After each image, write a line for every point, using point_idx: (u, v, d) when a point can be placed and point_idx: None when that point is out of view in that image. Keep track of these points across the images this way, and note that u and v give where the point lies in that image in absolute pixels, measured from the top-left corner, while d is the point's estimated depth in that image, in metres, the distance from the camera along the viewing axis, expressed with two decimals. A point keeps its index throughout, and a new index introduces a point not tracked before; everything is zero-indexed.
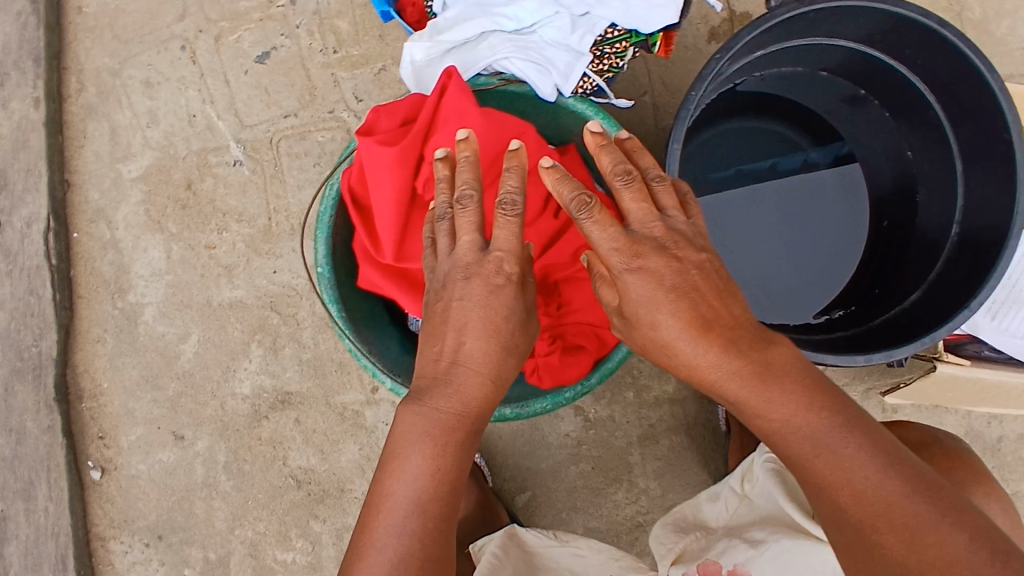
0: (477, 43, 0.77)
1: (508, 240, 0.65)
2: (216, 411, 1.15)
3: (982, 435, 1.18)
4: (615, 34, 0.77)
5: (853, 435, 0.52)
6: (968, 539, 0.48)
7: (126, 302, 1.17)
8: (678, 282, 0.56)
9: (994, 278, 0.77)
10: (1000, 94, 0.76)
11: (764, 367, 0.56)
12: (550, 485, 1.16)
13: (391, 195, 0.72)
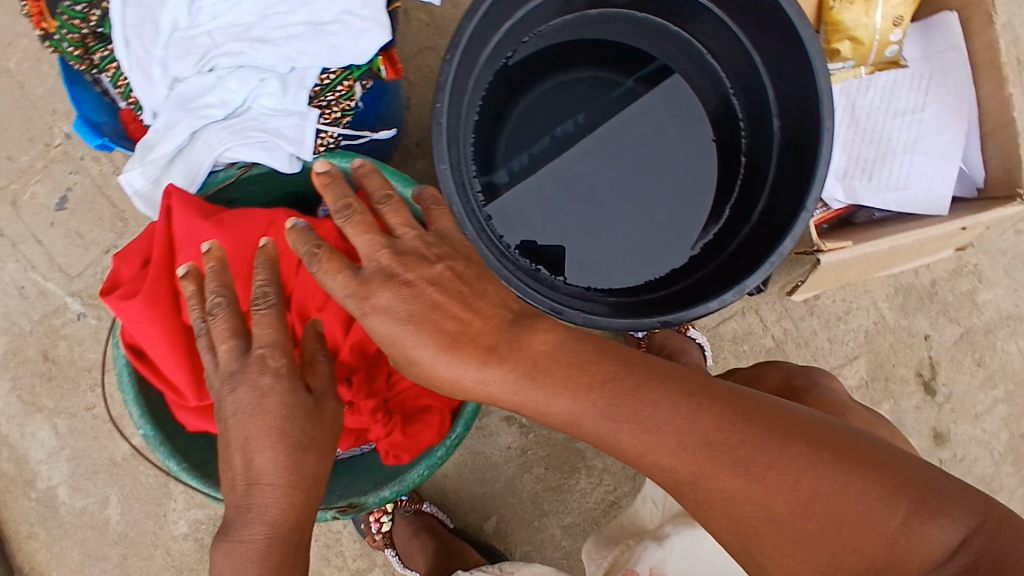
0: (195, 144, 0.68)
1: (266, 335, 0.62)
2: (166, 559, 1.12)
3: (914, 286, 1.14)
4: (331, 78, 0.69)
5: (638, 401, 0.59)
6: (751, 444, 0.57)
7: (37, 490, 1.13)
8: (413, 306, 0.62)
9: (822, 165, 0.70)
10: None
11: (543, 369, 0.61)
12: (512, 500, 1.13)
13: (159, 343, 0.66)
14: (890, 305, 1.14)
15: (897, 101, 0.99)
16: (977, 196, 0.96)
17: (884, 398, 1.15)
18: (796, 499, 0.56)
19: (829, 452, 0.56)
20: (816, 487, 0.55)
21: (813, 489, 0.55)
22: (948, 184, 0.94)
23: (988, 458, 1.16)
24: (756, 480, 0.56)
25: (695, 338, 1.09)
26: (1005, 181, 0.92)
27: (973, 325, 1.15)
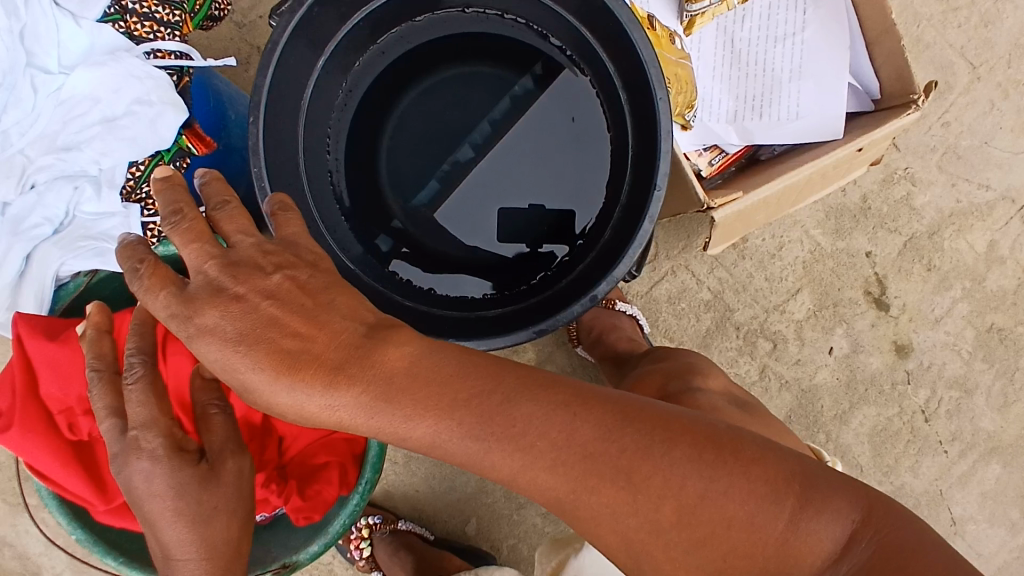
0: (32, 267, 0.70)
1: (137, 414, 0.54)
2: None
3: (845, 205, 1.11)
4: (142, 170, 0.70)
5: (519, 406, 0.45)
6: (658, 448, 0.46)
7: None
8: (249, 327, 0.46)
9: (664, 138, 0.67)
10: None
11: (387, 385, 0.46)
12: (486, 500, 1.14)
13: (52, 459, 0.68)
14: (822, 231, 1.11)
15: (776, 25, 0.94)
16: (876, 107, 0.91)
17: (836, 323, 1.13)
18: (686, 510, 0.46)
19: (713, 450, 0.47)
20: (705, 489, 0.46)
21: (699, 498, 0.46)
22: (841, 102, 0.90)
23: (956, 360, 1.14)
24: (660, 496, 0.46)
25: (626, 310, 1.09)
26: (899, 87, 0.88)
27: (915, 231, 1.11)
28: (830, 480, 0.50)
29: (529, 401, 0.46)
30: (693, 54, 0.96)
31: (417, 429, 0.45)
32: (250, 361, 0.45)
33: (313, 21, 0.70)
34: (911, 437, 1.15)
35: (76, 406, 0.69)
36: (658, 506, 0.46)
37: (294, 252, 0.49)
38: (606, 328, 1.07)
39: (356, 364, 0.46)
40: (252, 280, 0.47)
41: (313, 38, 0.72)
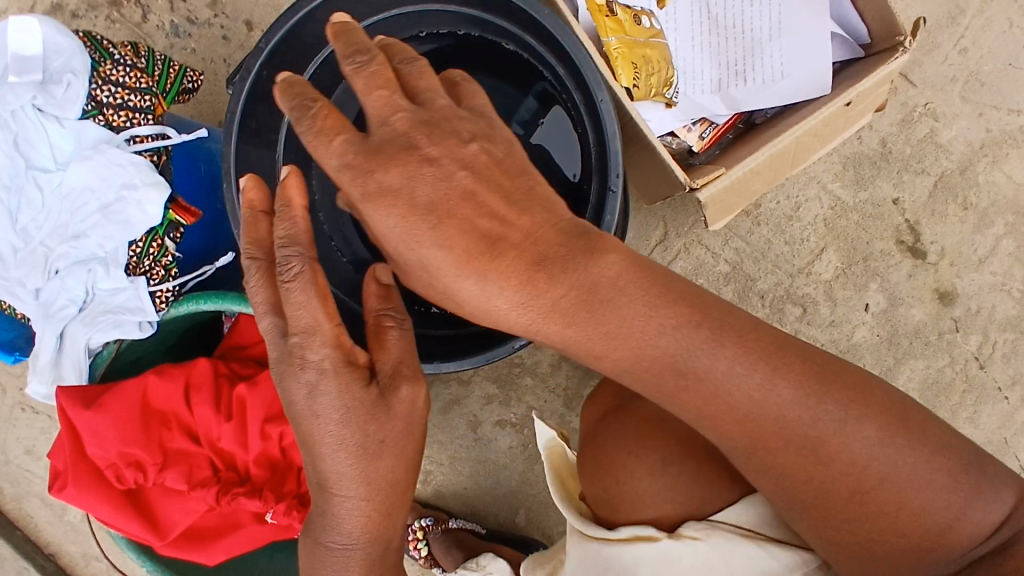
0: (67, 343, 0.79)
1: (300, 317, 0.53)
2: None
3: (862, 153, 1.04)
4: (141, 246, 0.76)
5: (739, 348, 0.53)
6: (861, 424, 0.55)
7: None
8: (441, 196, 0.49)
9: (611, 139, 0.66)
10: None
11: (588, 295, 0.51)
12: (532, 492, 1.18)
13: (103, 509, 0.78)
14: (842, 184, 1.05)
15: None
16: (866, 53, 0.86)
17: (869, 279, 1.08)
18: (832, 460, 0.55)
19: (893, 432, 0.55)
20: (886, 463, 0.55)
21: (855, 457, 0.55)
22: (827, 54, 0.85)
23: (1007, 300, 1.08)
24: (850, 474, 0.55)
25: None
26: (884, 31, 0.83)
27: (944, 169, 1.05)
28: (996, 469, 0.58)
29: (719, 325, 0.53)
30: (668, 27, 0.93)
31: (616, 345, 0.52)
32: (436, 239, 0.49)
33: (267, 85, 0.74)
34: (966, 387, 1.10)
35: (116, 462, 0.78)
36: (844, 488, 0.56)
37: (485, 128, 0.52)
38: None
39: (567, 274, 0.50)
40: (445, 144, 0.50)
41: (273, 99, 0.76)
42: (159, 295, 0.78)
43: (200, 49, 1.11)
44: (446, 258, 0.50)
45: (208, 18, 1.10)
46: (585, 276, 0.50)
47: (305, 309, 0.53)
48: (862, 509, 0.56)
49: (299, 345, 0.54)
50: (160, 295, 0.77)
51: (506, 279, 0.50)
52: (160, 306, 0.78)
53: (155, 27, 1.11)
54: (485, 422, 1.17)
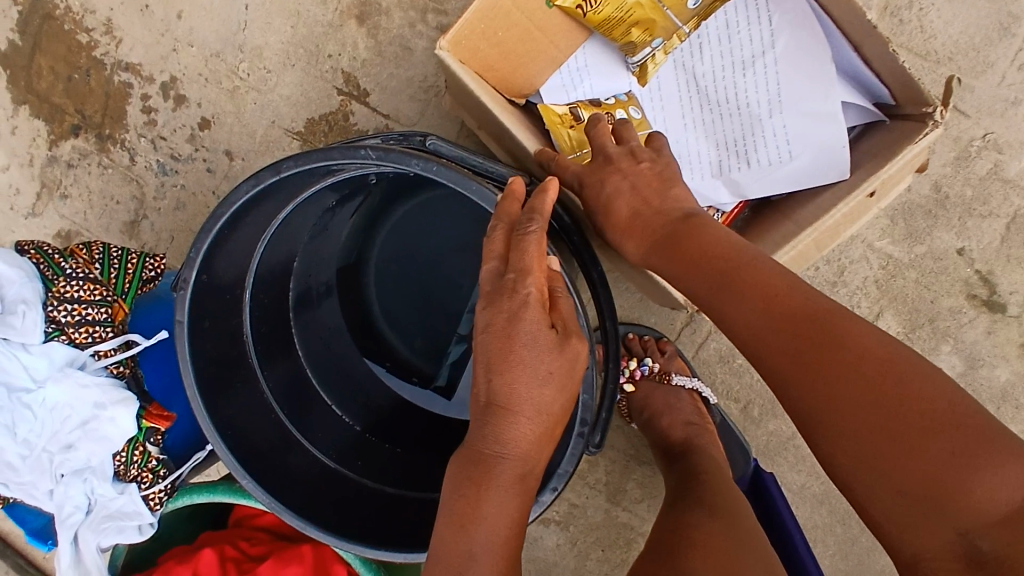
0: (79, 552, 0.80)
1: (529, 261, 0.55)
2: None
3: (913, 202, 0.88)
4: (125, 455, 0.78)
5: (769, 286, 0.60)
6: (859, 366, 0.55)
7: None
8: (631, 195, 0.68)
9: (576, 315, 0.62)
10: (385, 162, 0.64)
11: (673, 237, 0.66)
12: None
13: None
14: (891, 240, 0.89)
15: (734, 47, 0.77)
16: (889, 117, 0.72)
17: (940, 341, 0.91)
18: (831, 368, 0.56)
19: (873, 358, 0.55)
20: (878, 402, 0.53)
21: (842, 377, 0.55)
22: (841, 130, 0.72)
23: None
24: (844, 412, 0.55)
25: (683, 383, 0.96)
26: (909, 95, 0.69)
27: (1020, 208, 0.87)
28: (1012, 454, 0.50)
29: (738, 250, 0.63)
30: (654, 107, 0.82)
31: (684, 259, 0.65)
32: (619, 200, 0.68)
33: (213, 281, 0.73)
34: None
35: None
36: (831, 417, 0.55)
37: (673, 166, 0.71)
38: (654, 410, 0.97)
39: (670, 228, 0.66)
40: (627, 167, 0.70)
41: (222, 288, 0.75)
42: (152, 497, 0.81)
43: (189, 185, 1.13)
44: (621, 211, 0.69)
45: (189, 153, 1.12)
46: (672, 221, 0.66)
47: (535, 251, 0.55)
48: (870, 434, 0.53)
49: (511, 281, 0.55)
50: (153, 493, 0.81)
51: (643, 173, 0.69)
52: (154, 506, 0.82)
53: (144, 167, 1.13)
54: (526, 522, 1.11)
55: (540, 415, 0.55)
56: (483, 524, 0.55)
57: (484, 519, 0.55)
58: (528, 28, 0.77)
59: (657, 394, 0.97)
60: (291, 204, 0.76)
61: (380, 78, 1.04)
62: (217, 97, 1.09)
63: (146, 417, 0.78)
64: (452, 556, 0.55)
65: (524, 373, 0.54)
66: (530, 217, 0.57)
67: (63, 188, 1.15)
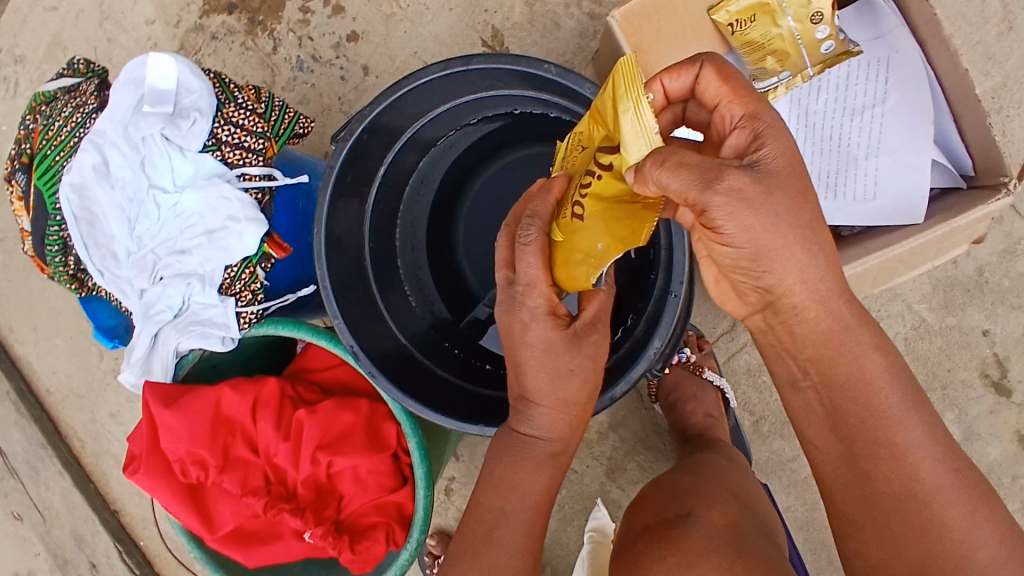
0: (158, 345, 0.88)
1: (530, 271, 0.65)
2: None
3: (956, 279, 1.00)
4: (235, 270, 0.85)
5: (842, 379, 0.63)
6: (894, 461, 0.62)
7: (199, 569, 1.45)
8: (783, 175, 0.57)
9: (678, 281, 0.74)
10: (562, 79, 0.74)
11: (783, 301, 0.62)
12: (561, 553, 1.18)
13: (166, 495, 0.85)
14: (929, 306, 1.01)
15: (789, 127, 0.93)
16: (968, 185, 0.86)
17: (946, 408, 1.01)
18: (877, 485, 0.63)
19: (907, 452, 0.62)
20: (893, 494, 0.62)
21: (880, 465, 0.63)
22: (924, 179, 0.85)
23: None
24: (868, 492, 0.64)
25: (711, 380, 1.05)
26: (989, 166, 0.83)
27: None
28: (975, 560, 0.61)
29: (852, 333, 0.62)
30: None
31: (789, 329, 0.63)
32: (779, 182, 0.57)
33: (366, 145, 0.82)
34: None
35: (183, 458, 0.85)
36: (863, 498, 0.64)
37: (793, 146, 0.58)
38: (681, 398, 1.05)
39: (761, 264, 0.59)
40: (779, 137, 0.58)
41: (365, 157, 0.84)
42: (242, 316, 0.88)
43: (320, 85, 1.23)
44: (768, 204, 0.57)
45: (330, 58, 1.23)
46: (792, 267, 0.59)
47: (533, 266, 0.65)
48: (881, 522, 0.63)
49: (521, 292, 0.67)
50: (243, 317, 0.88)
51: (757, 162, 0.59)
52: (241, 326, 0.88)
53: (283, 58, 1.24)
54: None
55: (568, 409, 0.69)
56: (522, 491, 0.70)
57: (525, 486, 0.70)
58: (686, 23, 0.91)
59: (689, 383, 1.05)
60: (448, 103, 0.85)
61: (524, 42, 1.16)
62: (372, 17, 1.21)
63: (267, 243, 0.86)
64: (488, 511, 0.71)
65: (559, 385, 0.68)
66: (531, 222, 0.65)
67: (200, 55, 1.25)
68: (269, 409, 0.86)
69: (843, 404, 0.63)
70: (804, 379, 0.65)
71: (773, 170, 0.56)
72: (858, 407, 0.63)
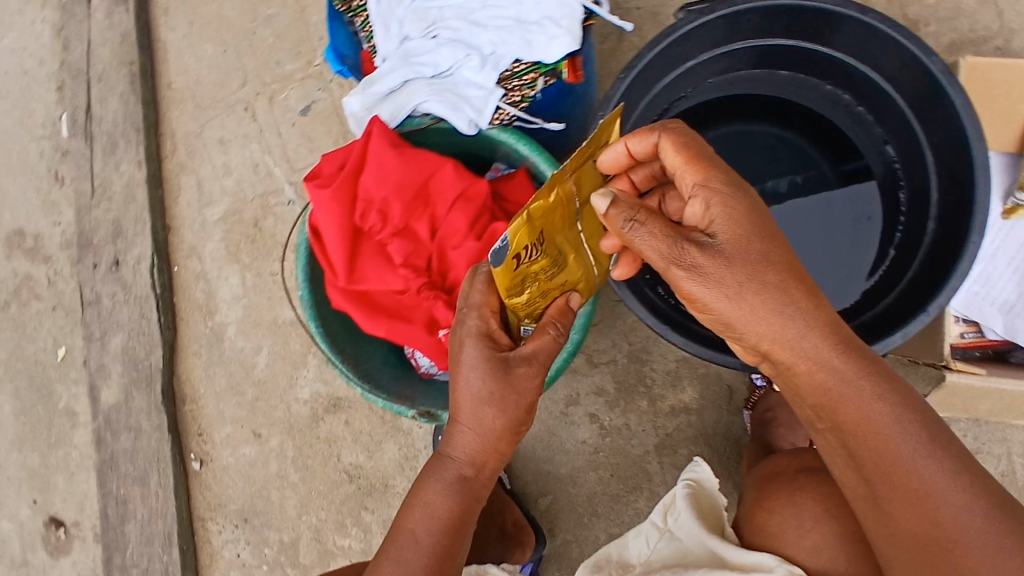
0: (400, 91, 0.87)
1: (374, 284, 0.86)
2: (284, 413, 1.35)
3: None
4: (522, 67, 0.85)
5: (850, 424, 0.71)
6: (903, 501, 0.70)
7: (213, 322, 1.39)
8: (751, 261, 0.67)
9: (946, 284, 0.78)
10: (942, 77, 0.79)
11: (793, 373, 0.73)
12: (570, 489, 1.21)
13: (336, 228, 0.83)
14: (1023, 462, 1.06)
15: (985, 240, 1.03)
16: None
17: None
18: (890, 520, 0.71)
19: (913, 493, 0.69)
20: (908, 530, 0.70)
21: (896, 507, 0.70)
22: None
23: None
24: (888, 528, 0.71)
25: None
26: None
27: None
28: None
29: (854, 386, 0.70)
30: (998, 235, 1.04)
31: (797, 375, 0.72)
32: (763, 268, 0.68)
33: (710, 29, 0.86)
34: None
35: (371, 203, 0.84)
36: (884, 533, 0.72)
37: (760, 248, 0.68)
38: (775, 419, 1.08)
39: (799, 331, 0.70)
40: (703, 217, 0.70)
41: (693, 41, 0.88)
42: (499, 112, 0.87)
43: None
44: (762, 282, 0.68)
45: None
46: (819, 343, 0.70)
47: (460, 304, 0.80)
48: (906, 554, 0.70)
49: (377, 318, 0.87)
50: (499, 114, 0.87)
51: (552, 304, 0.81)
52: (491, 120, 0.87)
53: None
54: (579, 406, 1.20)
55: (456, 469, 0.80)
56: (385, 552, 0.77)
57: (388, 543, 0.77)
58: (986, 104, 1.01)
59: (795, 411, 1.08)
60: (796, 38, 0.93)
61: None
62: None
63: (567, 62, 0.85)
64: (400, 533, 0.77)
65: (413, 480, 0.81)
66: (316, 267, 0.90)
67: None
68: (470, 205, 0.85)
69: (858, 452, 0.72)
70: (819, 421, 0.75)
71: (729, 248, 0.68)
72: (863, 454, 0.71)
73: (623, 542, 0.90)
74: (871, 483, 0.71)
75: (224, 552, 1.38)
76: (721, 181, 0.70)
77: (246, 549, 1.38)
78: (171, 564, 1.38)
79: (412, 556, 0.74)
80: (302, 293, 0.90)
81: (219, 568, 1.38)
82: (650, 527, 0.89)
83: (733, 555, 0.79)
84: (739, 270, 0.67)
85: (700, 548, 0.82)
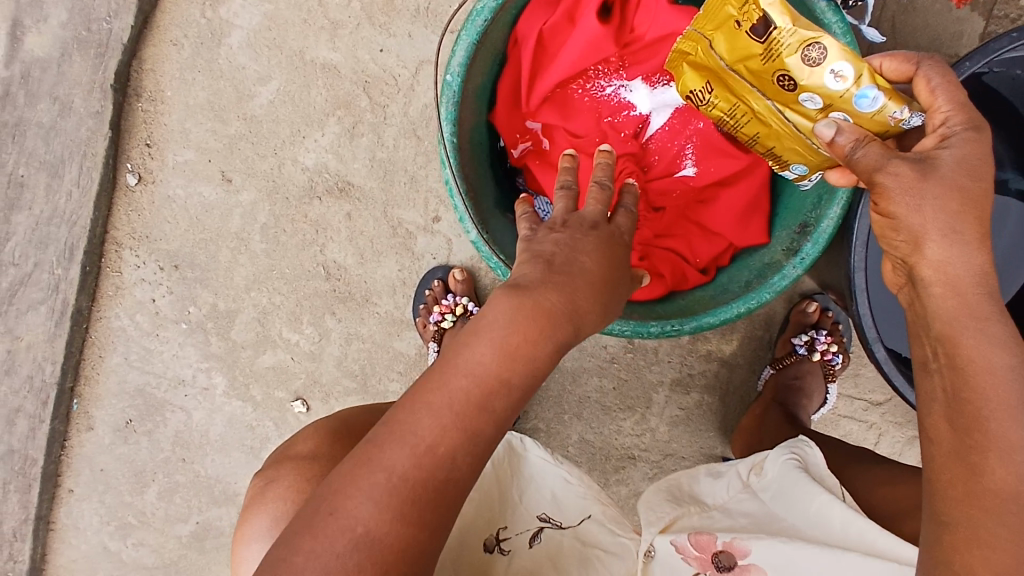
0: None
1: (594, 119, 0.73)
2: (272, 170, 1.07)
3: None
4: None
5: (965, 333, 0.50)
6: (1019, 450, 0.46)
7: (215, 14, 1.04)
8: (952, 169, 0.53)
9: None
10: None
11: (946, 281, 0.52)
12: (567, 386, 1.13)
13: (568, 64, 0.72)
14: None
15: None
16: None
17: None
18: (986, 482, 0.46)
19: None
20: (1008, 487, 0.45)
21: (994, 447, 0.46)
22: None
23: None
24: (978, 494, 0.46)
25: (826, 392, 1.06)
26: None
27: None
28: None
29: (983, 314, 0.50)
30: None
31: (924, 270, 0.54)
32: (942, 193, 0.52)
33: None
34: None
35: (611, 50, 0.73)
36: (970, 495, 0.47)
37: (945, 177, 0.53)
38: (801, 389, 1.04)
39: (956, 214, 0.52)
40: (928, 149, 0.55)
41: None
42: None
43: None
44: (943, 208, 0.52)
45: None
46: (973, 248, 0.52)
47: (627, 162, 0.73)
48: (965, 505, 0.47)
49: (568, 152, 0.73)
50: None
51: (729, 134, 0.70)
52: None
53: None
54: None
55: (541, 327, 0.48)
56: (400, 424, 0.45)
57: (407, 424, 0.44)
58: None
59: (817, 386, 1.05)
60: None
61: None
62: None
63: None
64: (430, 390, 0.46)
65: (477, 323, 0.48)
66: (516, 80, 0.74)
67: None
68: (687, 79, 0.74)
69: (970, 379, 0.49)
70: (936, 361, 0.52)
71: (941, 166, 0.53)
72: (977, 385, 0.48)
73: (695, 477, 0.76)
74: (961, 418, 0.49)
75: (135, 291, 1.14)
76: (977, 127, 0.55)
77: (165, 298, 1.14)
78: (64, 281, 1.13)
79: (484, 374, 0.46)
80: (451, 80, 0.65)
81: (124, 306, 1.15)
82: (734, 476, 0.73)
83: (848, 521, 0.62)
84: (931, 187, 0.52)
85: (788, 500, 0.66)
